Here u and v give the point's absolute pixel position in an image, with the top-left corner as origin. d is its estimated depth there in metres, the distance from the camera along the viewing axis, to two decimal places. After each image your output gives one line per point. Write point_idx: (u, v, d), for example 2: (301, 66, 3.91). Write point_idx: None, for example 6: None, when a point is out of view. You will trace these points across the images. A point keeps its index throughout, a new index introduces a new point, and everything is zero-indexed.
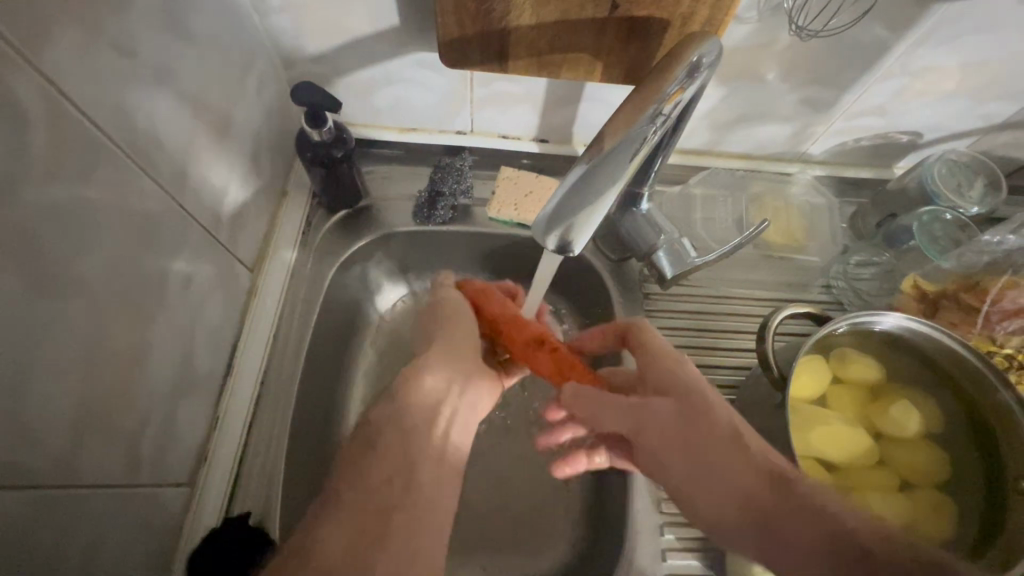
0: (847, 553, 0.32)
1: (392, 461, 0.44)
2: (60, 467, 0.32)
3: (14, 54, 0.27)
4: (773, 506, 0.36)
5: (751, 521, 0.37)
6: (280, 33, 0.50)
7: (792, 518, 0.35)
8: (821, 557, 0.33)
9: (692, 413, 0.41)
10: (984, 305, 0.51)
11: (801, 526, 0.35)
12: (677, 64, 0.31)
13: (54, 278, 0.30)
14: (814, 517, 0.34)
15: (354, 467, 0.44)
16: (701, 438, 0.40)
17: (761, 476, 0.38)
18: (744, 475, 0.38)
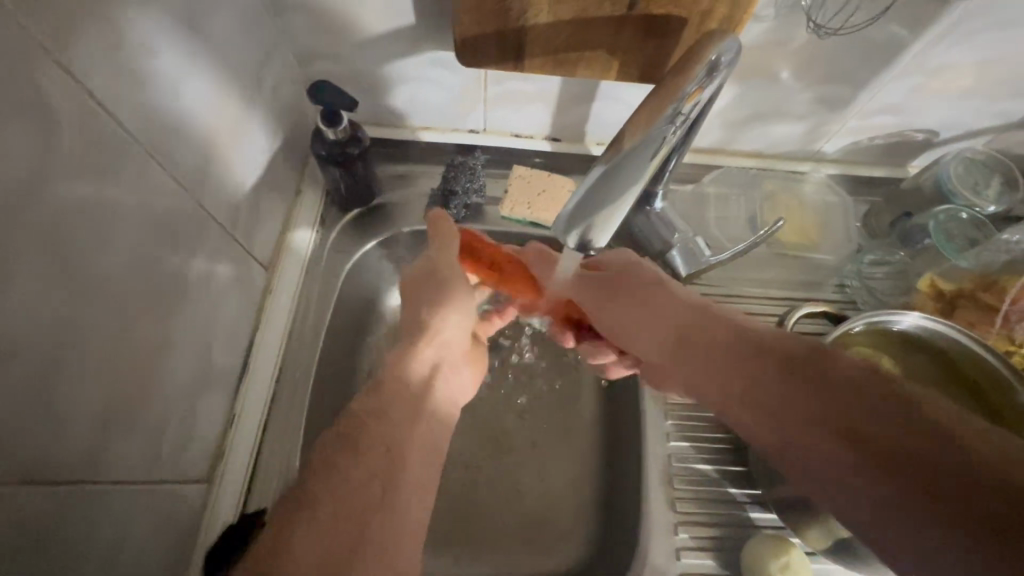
0: (754, 350, 0.39)
1: (375, 458, 0.40)
2: (84, 464, 0.33)
3: (43, 54, 0.27)
4: (697, 332, 0.43)
5: (684, 353, 0.44)
6: (296, 32, 0.50)
7: (714, 336, 0.42)
8: (735, 359, 0.40)
9: (628, 278, 0.49)
10: (1004, 305, 0.50)
11: (720, 341, 0.41)
12: (695, 62, 0.31)
13: (79, 277, 0.31)
14: (733, 332, 0.41)
15: (332, 462, 0.38)
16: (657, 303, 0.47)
17: (686, 314, 0.45)
18: (674, 315, 0.45)
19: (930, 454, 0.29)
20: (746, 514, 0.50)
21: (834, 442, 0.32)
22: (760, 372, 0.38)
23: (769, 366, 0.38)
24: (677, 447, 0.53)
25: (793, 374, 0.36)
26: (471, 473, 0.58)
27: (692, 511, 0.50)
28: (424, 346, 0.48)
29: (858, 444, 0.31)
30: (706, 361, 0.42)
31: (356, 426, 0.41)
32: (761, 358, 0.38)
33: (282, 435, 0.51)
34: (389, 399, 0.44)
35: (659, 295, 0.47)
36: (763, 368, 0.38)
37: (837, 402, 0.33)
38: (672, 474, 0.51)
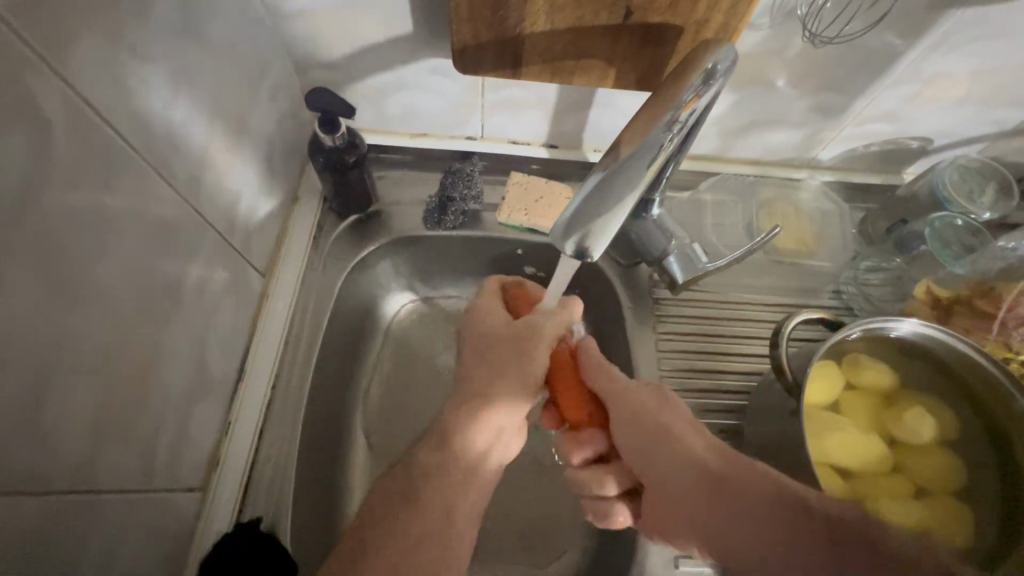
0: (786, 512, 0.36)
1: (434, 512, 0.42)
2: (78, 473, 0.32)
3: (35, 60, 0.27)
4: (723, 482, 0.41)
5: (699, 500, 0.41)
6: (294, 40, 0.50)
7: (742, 487, 0.40)
8: (764, 518, 0.37)
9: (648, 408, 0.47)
10: (1000, 312, 0.50)
11: (748, 495, 0.39)
12: (692, 71, 0.31)
13: (74, 283, 0.31)
14: (761, 491, 0.39)
15: (396, 516, 0.41)
16: (654, 435, 0.45)
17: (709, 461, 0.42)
18: (696, 456, 0.43)
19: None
20: None
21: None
22: (796, 540, 0.35)
23: (808, 534, 0.35)
24: None
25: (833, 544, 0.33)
26: None
27: None
28: (489, 413, 0.47)
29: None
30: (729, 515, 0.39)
31: (414, 477, 0.44)
32: (796, 522, 0.36)
33: (278, 442, 0.50)
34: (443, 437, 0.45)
35: (681, 433, 0.45)
36: (800, 536, 0.35)
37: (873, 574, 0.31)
38: None
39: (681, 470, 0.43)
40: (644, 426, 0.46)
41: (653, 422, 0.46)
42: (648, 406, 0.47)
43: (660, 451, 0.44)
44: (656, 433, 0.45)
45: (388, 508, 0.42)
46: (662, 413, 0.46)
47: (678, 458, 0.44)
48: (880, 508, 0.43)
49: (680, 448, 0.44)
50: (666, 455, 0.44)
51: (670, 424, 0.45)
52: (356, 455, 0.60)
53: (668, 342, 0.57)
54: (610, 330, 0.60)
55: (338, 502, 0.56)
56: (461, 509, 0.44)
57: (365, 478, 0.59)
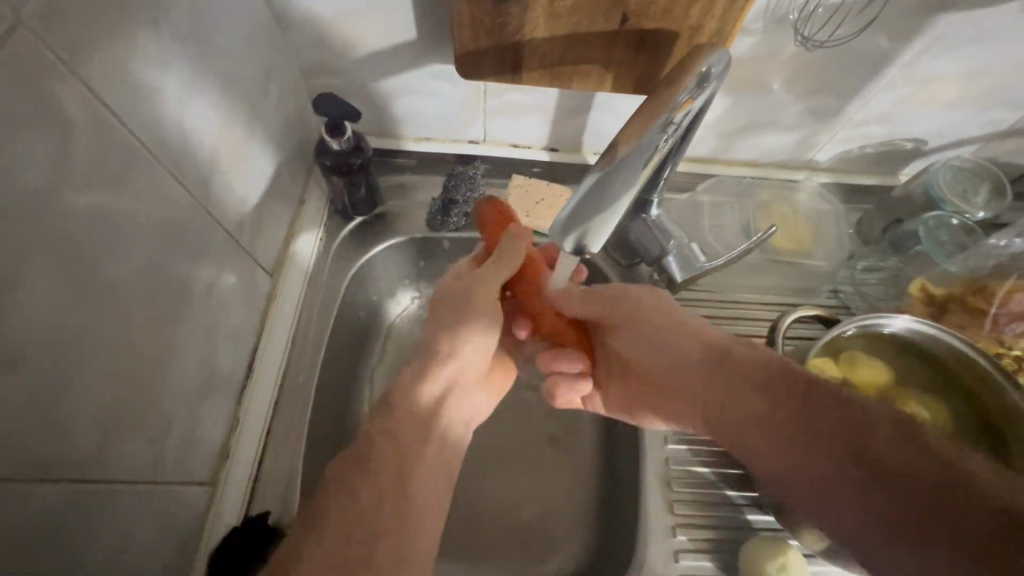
0: (774, 382, 0.40)
1: (386, 474, 0.40)
2: (91, 463, 0.33)
3: (59, 67, 0.28)
4: (727, 363, 0.43)
5: (699, 380, 0.45)
6: (302, 47, 0.52)
7: (745, 366, 0.42)
8: (752, 382, 0.41)
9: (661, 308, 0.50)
10: (992, 308, 0.51)
11: (748, 374, 0.41)
12: (687, 74, 0.32)
13: (91, 280, 0.32)
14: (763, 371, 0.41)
15: (345, 479, 0.38)
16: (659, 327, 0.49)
17: (717, 346, 0.45)
18: (706, 344, 0.46)
19: (937, 481, 0.29)
20: (744, 517, 0.50)
21: (848, 467, 0.33)
22: (788, 407, 0.38)
23: (790, 396, 0.38)
24: (675, 450, 0.53)
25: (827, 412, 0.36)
26: (472, 480, 0.58)
27: (691, 514, 0.50)
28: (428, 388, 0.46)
29: (865, 464, 0.32)
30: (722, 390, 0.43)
31: (366, 442, 0.41)
32: (786, 390, 0.39)
33: (285, 438, 0.51)
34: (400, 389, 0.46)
35: (694, 327, 0.48)
36: (789, 399, 0.38)
37: (854, 433, 0.33)
38: (671, 477, 0.52)
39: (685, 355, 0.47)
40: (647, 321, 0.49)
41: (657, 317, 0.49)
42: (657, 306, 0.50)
43: (659, 339, 0.48)
44: (660, 326, 0.49)
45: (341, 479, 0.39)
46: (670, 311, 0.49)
47: (681, 344, 0.47)
48: None
49: (682, 336, 0.47)
50: (667, 344, 0.48)
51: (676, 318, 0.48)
52: None
53: None
54: None
55: None
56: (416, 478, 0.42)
57: None
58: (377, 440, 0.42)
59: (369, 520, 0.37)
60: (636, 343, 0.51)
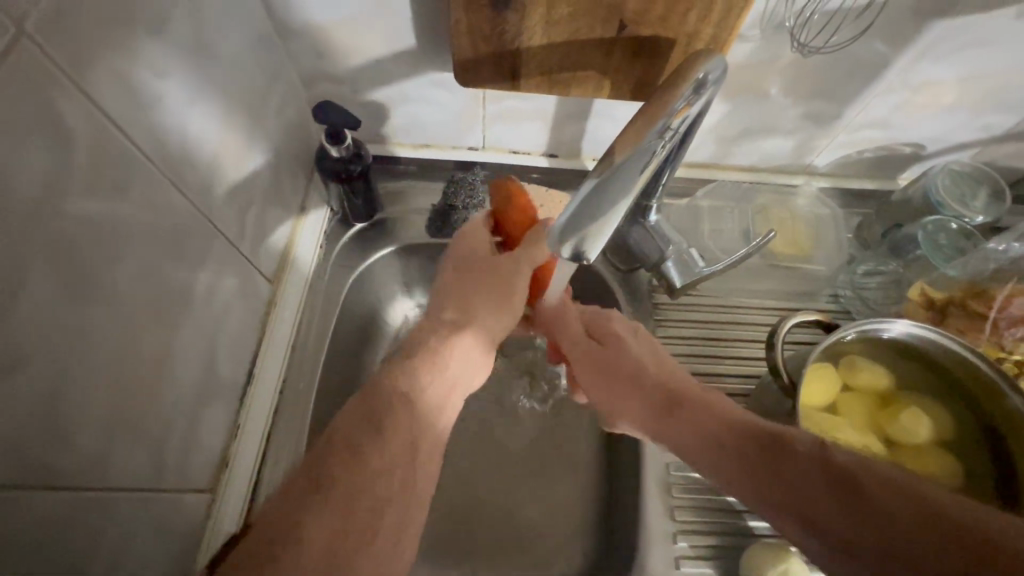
0: (720, 441, 0.38)
1: (399, 442, 0.37)
2: (90, 471, 0.33)
3: (60, 79, 0.29)
4: (671, 428, 0.40)
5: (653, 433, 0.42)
6: (302, 55, 0.52)
7: (688, 432, 0.39)
8: (700, 440, 0.39)
9: (616, 352, 0.46)
10: (991, 313, 0.51)
11: (695, 437, 0.39)
12: (683, 80, 0.32)
13: (93, 289, 0.32)
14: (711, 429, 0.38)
15: (358, 446, 0.35)
16: (608, 372, 0.46)
17: (660, 403, 0.42)
18: (651, 399, 0.42)
19: (892, 549, 0.29)
20: (744, 523, 0.50)
21: (803, 533, 0.33)
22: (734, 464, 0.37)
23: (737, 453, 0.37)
24: (675, 457, 0.53)
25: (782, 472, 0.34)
26: (473, 486, 0.58)
27: (693, 520, 0.50)
28: (442, 363, 0.43)
29: (820, 535, 0.32)
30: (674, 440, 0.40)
31: (385, 405, 0.38)
32: (731, 446, 0.37)
33: (286, 443, 0.51)
34: (415, 357, 0.42)
35: (642, 374, 0.44)
36: (731, 461, 0.37)
37: (810, 499, 0.33)
38: (671, 483, 0.52)
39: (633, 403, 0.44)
40: (601, 366, 0.46)
41: (607, 361, 0.46)
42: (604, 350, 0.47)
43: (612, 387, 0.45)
44: (608, 372, 0.46)
45: (356, 437, 0.36)
46: (618, 352, 0.46)
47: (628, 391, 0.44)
48: None
49: (628, 382, 0.44)
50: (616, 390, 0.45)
51: (624, 362, 0.45)
52: None
53: (669, 346, 0.58)
54: None
55: None
56: (428, 444, 0.38)
57: None
58: (396, 406, 0.38)
59: (372, 494, 0.34)
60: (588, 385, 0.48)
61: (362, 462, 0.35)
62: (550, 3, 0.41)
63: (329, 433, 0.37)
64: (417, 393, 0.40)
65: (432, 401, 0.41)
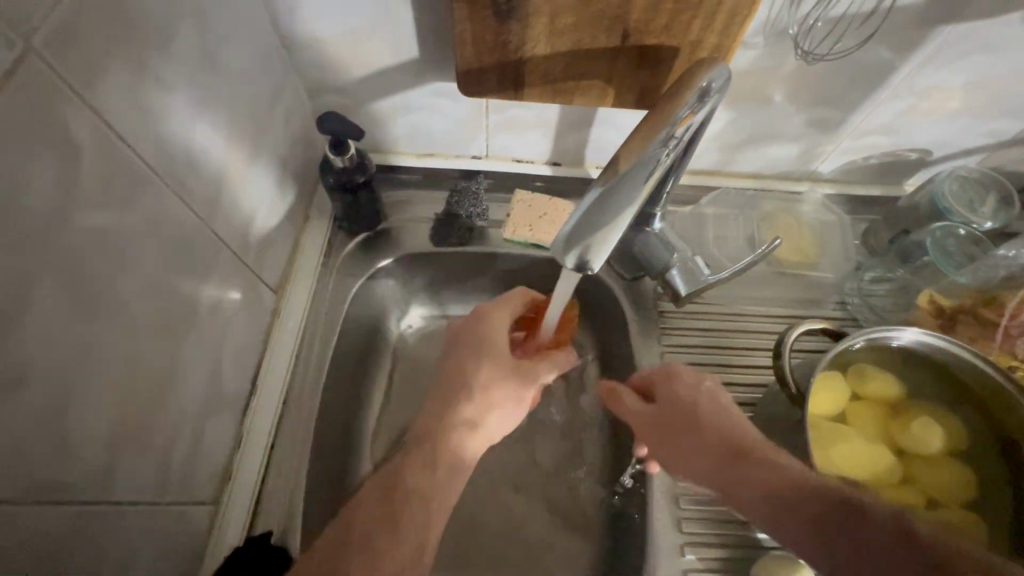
0: (811, 507, 0.35)
1: (409, 538, 0.41)
2: (96, 484, 0.33)
3: (69, 93, 0.29)
4: (738, 490, 0.39)
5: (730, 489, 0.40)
6: (306, 66, 0.52)
7: (755, 495, 0.38)
8: (788, 500, 0.37)
9: (689, 402, 0.45)
10: (1003, 320, 0.50)
11: (760, 500, 0.38)
12: (688, 88, 0.32)
13: (98, 301, 0.32)
14: (777, 489, 0.37)
15: (373, 535, 0.39)
16: (684, 419, 0.44)
17: (727, 461, 0.41)
18: (720, 457, 0.41)
19: None
20: (754, 535, 0.49)
21: None
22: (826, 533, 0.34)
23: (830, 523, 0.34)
24: None
25: (847, 528, 0.34)
26: (477, 496, 0.58)
27: (699, 532, 0.49)
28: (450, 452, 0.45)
29: None
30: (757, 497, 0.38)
31: (399, 498, 0.42)
32: (823, 515, 0.35)
33: (290, 455, 0.51)
34: (423, 447, 0.45)
35: (711, 434, 0.42)
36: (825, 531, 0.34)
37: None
38: (678, 493, 0.51)
39: (712, 454, 0.41)
40: (675, 412, 0.45)
41: (682, 409, 0.44)
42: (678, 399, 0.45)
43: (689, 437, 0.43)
44: (683, 419, 0.44)
45: (372, 526, 0.40)
46: (691, 402, 0.44)
47: (706, 441, 0.42)
48: None
49: (709, 433, 0.42)
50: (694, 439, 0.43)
51: (699, 411, 0.44)
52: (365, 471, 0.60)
53: (674, 354, 0.58)
54: (617, 343, 0.61)
55: None
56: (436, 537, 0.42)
57: None
58: (409, 499, 0.42)
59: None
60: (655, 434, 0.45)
61: (376, 551, 0.39)
62: (553, 13, 0.41)
63: (350, 517, 0.41)
64: (429, 485, 0.44)
65: (437, 489, 0.44)
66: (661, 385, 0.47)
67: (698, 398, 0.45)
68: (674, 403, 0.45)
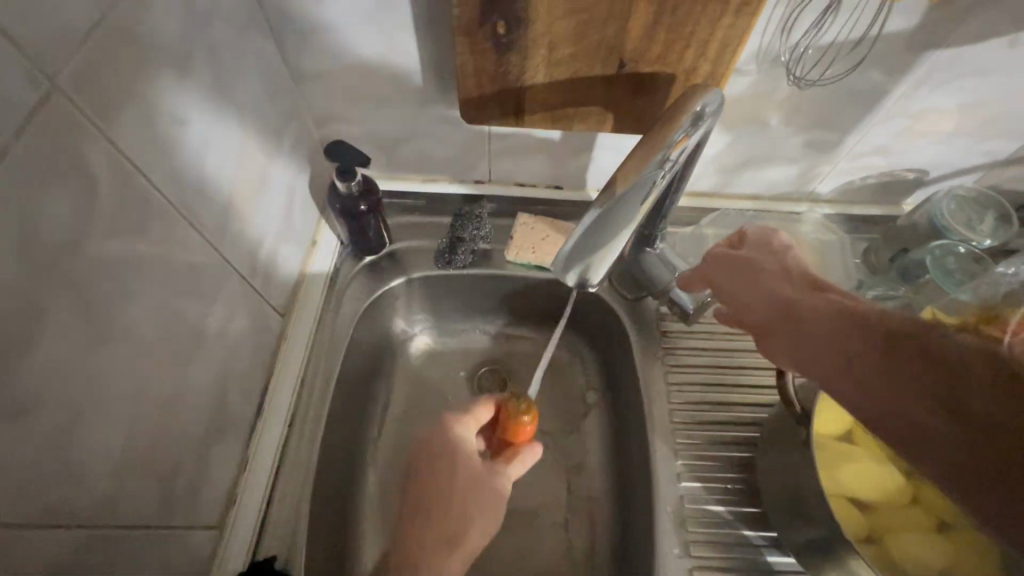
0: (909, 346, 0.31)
1: None
2: (101, 508, 0.34)
3: (89, 127, 0.30)
4: (804, 315, 0.36)
5: (788, 313, 0.37)
6: (315, 97, 0.55)
7: (823, 321, 0.35)
8: (861, 325, 0.33)
9: (775, 247, 0.42)
10: (1009, 335, 0.46)
11: (823, 326, 0.35)
12: (683, 112, 0.33)
13: (108, 327, 0.33)
14: (866, 323, 0.33)
15: None
16: (763, 258, 0.41)
17: (805, 291, 0.38)
18: (794, 287, 0.38)
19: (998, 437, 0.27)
20: (764, 558, 0.49)
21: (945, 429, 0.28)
22: (917, 360, 0.30)
23: (914, 351, 0.31)
24: (688, 488, 0.52)
25: (896, 360, 0.31)
26: None
27: (707, 555, 0.49)
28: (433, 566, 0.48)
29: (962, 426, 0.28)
30: (822, 318, 0.35)
31: None
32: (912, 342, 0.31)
33: (295, 478, 0.51)
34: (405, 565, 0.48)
35: (788, 273, 0.40)
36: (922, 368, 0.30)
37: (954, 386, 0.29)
38: (685, 516, 0.50)
39: (785, 284, 0.39)
40: (757, 253, 0.42)
41: (766, 251, 0.42)
42: (763, 242, 0.42)
43: (764, 270, 0.41)
44: (762, 258, 0.41)
45: None
46: (780, 248, 0.42)
47: (782, 276, 0.40)
48: (899, 542, 0.43)
49: (786, 272, 0.40)
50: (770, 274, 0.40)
51: (782, 255, 0.41)
52: (369, 494, 0.59)
53: (677, 374, 0.58)
54: (621, 364, 0.62)
55: (350, 541, 0.56)
56: None
57: (377, 520, 0.58)
58: None
59: None
60: (722, 270, 0.43)
61: None
62: (552, 44, 0.43)
63: None
64: None
65: None
66: (757, 232, 0.43)
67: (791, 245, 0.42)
68: (760, 247, 0.42)
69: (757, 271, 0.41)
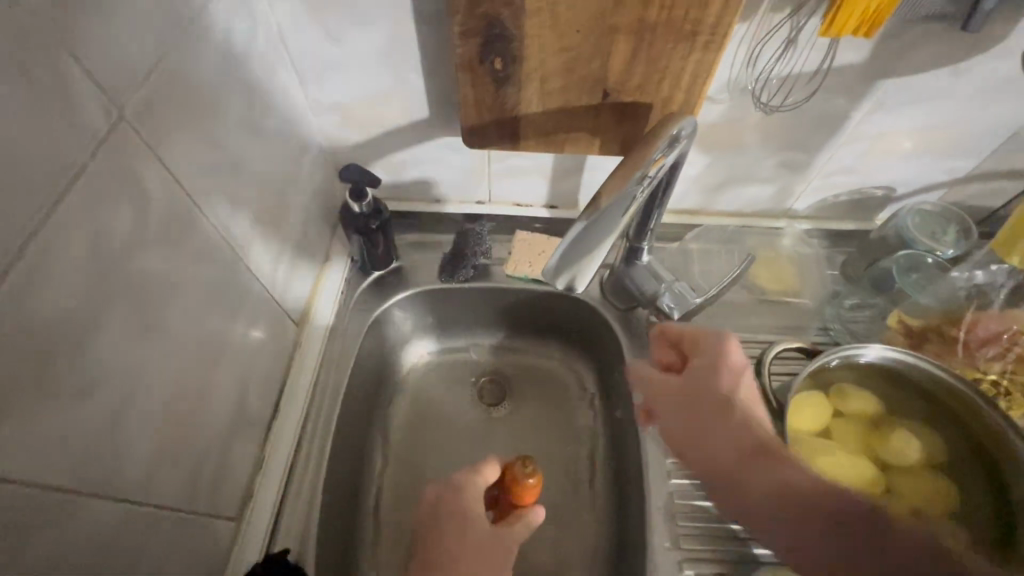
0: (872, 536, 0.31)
1: None
2: (139, 489, 0.37)
3: (145, 151, 0.35)
4: (744, 479, 0.37)
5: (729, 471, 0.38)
6: (330, 126, 0.60)
7: (765, 490, 0.36)
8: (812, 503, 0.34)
9: (710, 376, 0.43)
10: (962, 335, 0.55)
11: (765, 498, 0.36)
12: (659, 136, 0.38)
13: (152, 324, 0.37)
14: (785, 495, 0.35)
15: None
16: (697, 396, 0.43)
17: (746, 453, 0.38)
18: (731, 451, 0.39)
19: None
20: (750, 550, 0.51)
21: None
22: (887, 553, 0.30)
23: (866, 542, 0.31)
24: (678, 486, 0.55)
25: (812, 530, 0.33)
26: None
27: (696, 548, 0.51)
28: None
29: None
30: (774, 485, 0.36)
31: None
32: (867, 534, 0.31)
33: (308, 477, 0.54)
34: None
35: (722, 414, 0.41)
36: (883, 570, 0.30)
37: None
38: (676, 511, 0.53)
39: (721, 434, 0.40)
40: (695, 387, 0.44)
41: (704, 384, 0.43)
42: (709, 370, 0.44)
43: (700, 408, 0.42)
44: (698, 394, 0.43)
45: None
46: (719, 377, 0.43)
47: (714, 420, 0.41)
48: None
49: (714, 416, 0.41)
50: (708, 412, 0.42)
51: (717, 391, 0.42)
52: (376, 496, 0.63)
53: None
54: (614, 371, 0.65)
55: (358, 540, 0.59)
56: None
57: (385, 521, 0.61)
58: None
59: None
60: (663, 402, 0.45)
61: None
62: (544, 78, 0.48)
63: None
64: None
65: None
66: (710, 348, 0.45)
67: (739, 376, 0.43)
68: (697, 377, 0.44)
69: (695, 412, 0.42)
